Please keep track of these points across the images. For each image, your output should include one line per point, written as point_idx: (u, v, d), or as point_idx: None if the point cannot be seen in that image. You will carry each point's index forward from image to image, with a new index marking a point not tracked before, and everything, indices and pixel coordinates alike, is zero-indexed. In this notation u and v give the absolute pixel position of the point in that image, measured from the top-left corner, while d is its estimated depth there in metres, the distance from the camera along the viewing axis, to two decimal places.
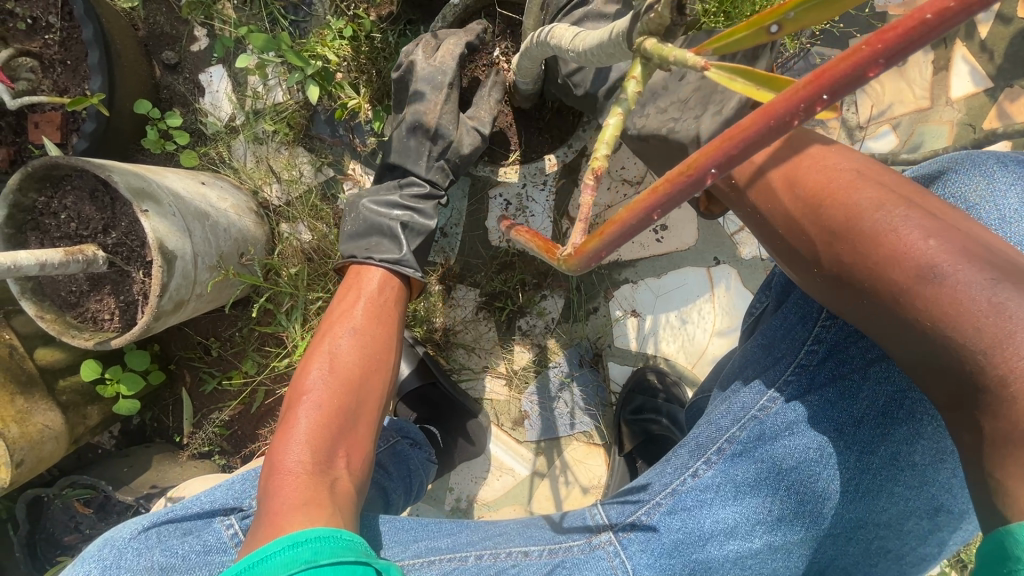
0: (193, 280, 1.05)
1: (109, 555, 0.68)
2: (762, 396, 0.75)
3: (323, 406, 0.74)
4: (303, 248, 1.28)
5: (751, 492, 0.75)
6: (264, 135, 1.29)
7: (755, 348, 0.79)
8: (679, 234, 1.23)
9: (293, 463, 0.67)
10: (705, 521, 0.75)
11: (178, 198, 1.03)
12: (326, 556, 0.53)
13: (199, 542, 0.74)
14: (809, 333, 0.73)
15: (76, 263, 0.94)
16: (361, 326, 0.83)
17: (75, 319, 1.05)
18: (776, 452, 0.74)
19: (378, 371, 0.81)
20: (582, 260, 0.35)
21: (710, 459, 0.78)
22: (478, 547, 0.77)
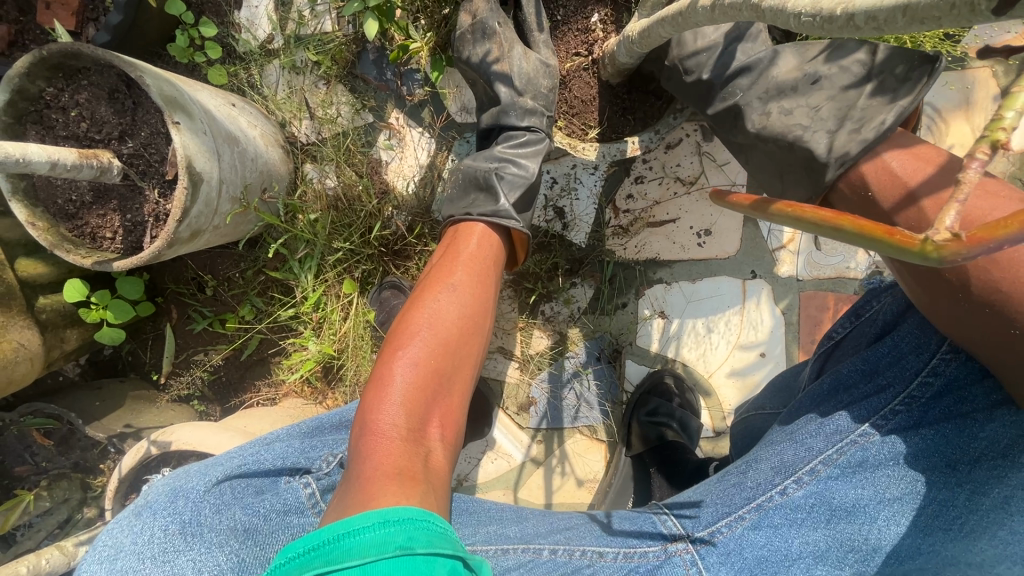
0: (214, 210, 0.95)
1: (185, 510, 0.68)
2: (864, 423, 0.78)
3: (421, 369, 0.75)
4: (326, 194, 1.19)
5: (846, 517, 0.75)
6: (303, 65, 1.18)
7: (852, 371, 0.83)
8: (721, 242, 1.21)
9: (387, 425, 0.68)
10: (793, 541, 0.75)
11: (209, 116, 0.93)
12: (421, 544, 0.50)
13: (279, 501, 0.76)
14: (925, 364, 0.76)
15: (89, 168, 0.82)
16: (461, 293, 0.83)
17: (71, 233, 0.93)
18: (875, 480, 0.75)
19: (469, 344, 0.82)
20: (950, 258, 0.24)
21: (802, 478, 0.79)
22: (551, 541, 0.82)
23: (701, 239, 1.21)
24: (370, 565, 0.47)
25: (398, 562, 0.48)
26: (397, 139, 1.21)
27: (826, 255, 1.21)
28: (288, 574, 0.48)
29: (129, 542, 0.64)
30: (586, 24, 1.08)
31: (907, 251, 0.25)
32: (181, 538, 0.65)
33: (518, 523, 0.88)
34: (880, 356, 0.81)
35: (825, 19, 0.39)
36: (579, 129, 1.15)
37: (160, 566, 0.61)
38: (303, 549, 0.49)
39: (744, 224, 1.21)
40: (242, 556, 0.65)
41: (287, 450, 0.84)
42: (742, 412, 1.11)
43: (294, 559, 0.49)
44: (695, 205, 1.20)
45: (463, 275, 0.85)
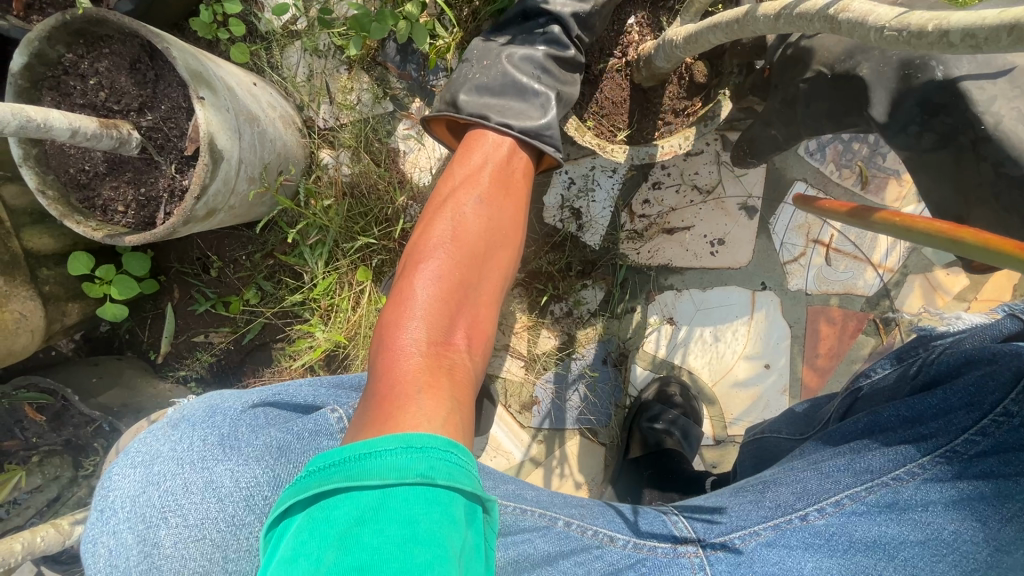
0: (232, 189, 0.93)
1: (223, 426, 0.74)
2: (898, 468, 0.72)
3: (442, 283, 0.71)
4: (342, 182, 1.17)
5: (866, 552, 0.69)
6: (325, 49, 1.17)
7: (892, 416, 0.75)
8: (734, 252, 1.21)
9: (408, 342, 0.65)
10: (807, 564, 0.70)
11: (232, 94, 0.91)
12: (442, 475, 0.47)
13: (310, 423, 0.74)
14: (975, 422, 0.70)
15: (109, 138, 0.80)
16: (486, 201, 0.80)
17: (82, 204, 0.91)
18: (901, 522, 0.70)
19: (492, 256, 0.78)
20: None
21: (825, 508, 0.73)
22: (565, 513, 0.78)
23: (715, 248, 1.21)
24: (389, 491, 0.45)
25: (417, 492, 0.45)
26: (417, 129, 1.20)
27: (836, 271, 1.21)
28: (308, 487, 0.46)
29: (171, 450, 0.71)
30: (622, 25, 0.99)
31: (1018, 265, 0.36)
32: (219, 451, 0.70)
33: (534, 489, 0.84)
34: (928, 404, 0.72)
35: (911, 35, 0.35)
36: (608, 130, 1.10)
37: (202, 475, 0.68)
38: (323, 464, 0.47)
39: (758, 236, 1.21)
40: (276, 471, 0.69)
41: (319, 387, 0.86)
42: (753, 433, 1.10)
43: (313, 474, 0.47)
44: (710, 215, 1.20)
45: (485, 193, 0.81)
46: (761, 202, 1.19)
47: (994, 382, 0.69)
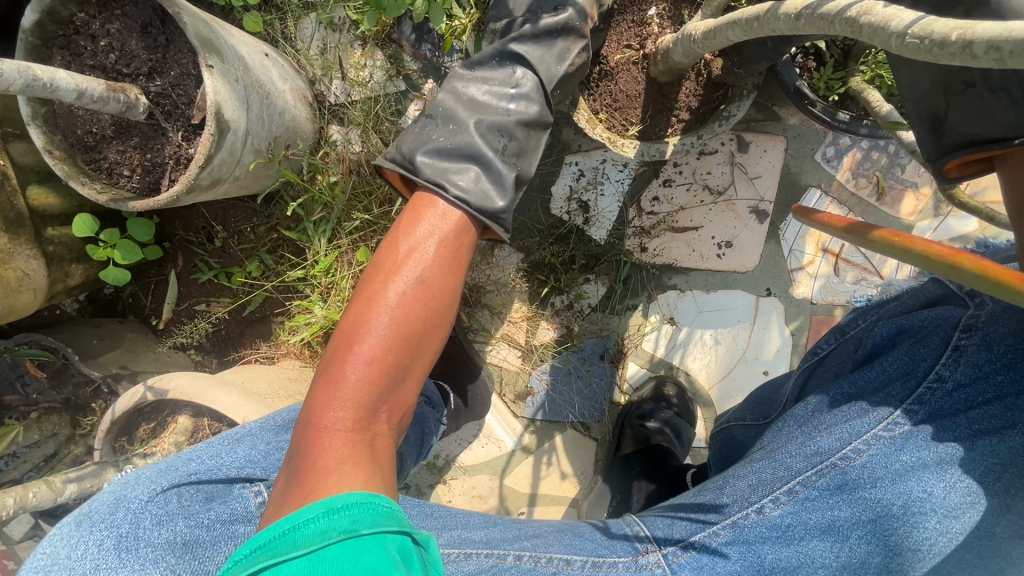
0: (237, 160, 0.93)
1: (124, 523, 0.65)
2: (845, 447, 0.73)
3: (374, 367, 0.64)
4: (350, 159, 1.16)
5: (820, 536, 0.71)
6: (341, 23, 1.15)
7: (838, 394, 0.78)
8: (741, 256, 1.19)
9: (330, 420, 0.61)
10: (765, 557, 0.72)
11: (242, 64, 0.90)
12: (365, 526, 0.48)
13: (226, 511, 0.71)
14: (911, 392, 0.72)
15: (116, 102, 0.79)
16: (427, 271, 0.70)
17: (89, 167, 0.91)
18: (851, 503, 0.71)
19: (425, 336, 0.69)
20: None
21: (779, 498, 0.75)
22: (516, 548, 0.78)
23: (722, 250, 1.19)
24: (316, 555, 0.46)
25: (342, 547, 0.46)
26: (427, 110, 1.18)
27: (843, 281, 1.19)
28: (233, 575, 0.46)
29: (64, 556, 0.61)
30: (643, 15, 0.94)
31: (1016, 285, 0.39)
32: (115, 555, 0.62)
33: (485, 529, 0.85)
34: (866, 379, 0.77)
35: (933, 44, 0.33)
36: (620, 125, 0.97)
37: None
38: (251, 548, 0.48)
39: (767, 241, 1.19)
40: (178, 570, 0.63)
41: (250, 455, 0.81)
42: (720, 422, 1.11)
43: (242, 559, 0.47)
44: (719, 217, 1.18)
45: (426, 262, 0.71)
46: (772, 206, 1.16)
47: (924, 350, 0.73)
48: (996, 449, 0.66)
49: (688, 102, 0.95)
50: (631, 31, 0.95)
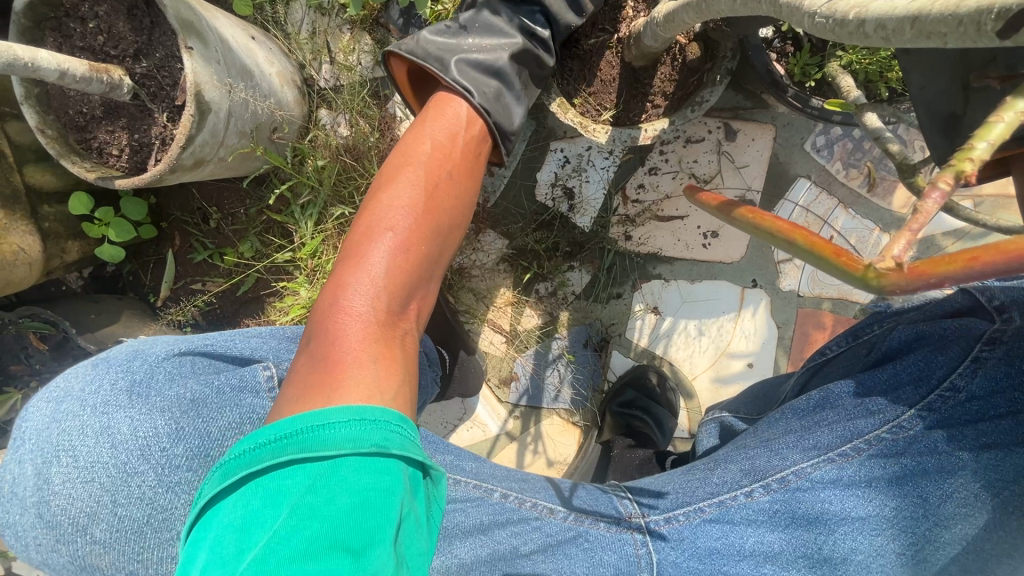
0: (220, 141, 0.95)
1: (139, 371, 0.66)
2: (846, 443, 0.70)
3: (403, 255, 0.66)
4: (338, 143, 1.18)
5: (806, 526, 0.69)
6: (329, 7, 1.16)
7: (843, 393, 0.73)
8: (727, 246, 1.18)
9: (358, 307, 0.60)
10: (748, 539, 0.70)
11: (225, 46, 0.92)
12: (396, 446, 0.49)
13: (236, 378, 0.70)
14: (922, 399, 0.68)
15: (99, 83, 0.82)
16: (447, 175, 0.74)
17: (80, 146, 0.94)
18: (845, 499, 0.69)
19: (445, 234, 0.73)
20: (887, 287, 0.25)
21: (769, 485, 0.72)
22: (503, 485, 0.74)
23: (707, 239, 1.18)
24: (344, 461, 0.46)
25: (371, 461, 0.46)
26: None
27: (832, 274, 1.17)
28: (259, 459, 0.45)
29: (77, 388, 0.62)
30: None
31: (849, 274, 0.26)
32: (125, 395, 0.62)
33: (474, 461, 0.79)
34: (877, 379, 0.71)
35: (836, 22, 0.34)
36: (594, 110, 0.96)
37: (99, 418, 0.60)
38: (275, 436, 0.46)
39: None
40: (181, 424, 0.62)
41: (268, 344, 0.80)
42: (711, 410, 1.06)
43: (265, 446, 0.46)
44: None
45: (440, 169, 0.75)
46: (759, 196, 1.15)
47: (940, 360, 0.67)
48: (1001, 464, 0.64)
49: (664, 88, 0.95)
50: (605, 15, 0.94)
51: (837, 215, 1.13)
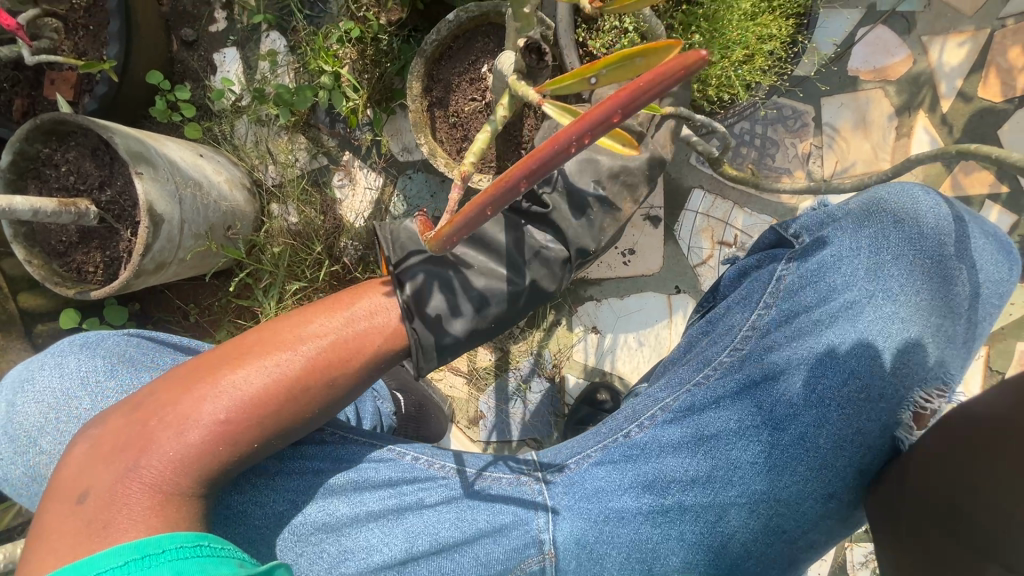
0: (177, 245, 1.11)
1: (94, 337, 0.86)
2: (698, 373, 0.86)
3: (229, 409, 0.67)
4: (287, 229, 1.35)
5: (674, 453, 0.83)
6: (266, 118, 1.35)
7: (698, 332, 0.92)
8: (645, 260, 1.28)
9: (185, 445, 0.66)
10: (627, 474, 0.83)
11: (173, 166, 1.09)
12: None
13: (163, 358, 0.86)
14: (746, 319, 0.86)
15: (67, 214, 0.99)
16: (306, 345, 0.71)
17: (61, 268, 1.10)
18: (699, 421, 0.84)
19: (282, 404, 0.69)
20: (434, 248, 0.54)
21: (643, 422, 0.86)
22: (417, 450, 0.85)
23: (626, 257, 1.29)
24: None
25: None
26: (349, 177, 1.36)
27: None
28: None
29: (52, 347, 0.85)
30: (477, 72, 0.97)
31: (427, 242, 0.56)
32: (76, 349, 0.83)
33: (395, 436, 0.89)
34: (719, 317, 0.89)
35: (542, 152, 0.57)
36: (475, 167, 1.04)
37: (57, 360, 0.82)
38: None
39: (666, 243, 1.28)
40: (113, 367, 0.82)
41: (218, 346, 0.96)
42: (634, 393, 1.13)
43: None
44: None
45: (314, 357, 0.71)
46: (662, 211, 1.27)
47: (756, 286, 0.87)
48: (812, 360, 0.81)
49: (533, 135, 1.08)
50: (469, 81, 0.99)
51: (735, 215, 1.25)
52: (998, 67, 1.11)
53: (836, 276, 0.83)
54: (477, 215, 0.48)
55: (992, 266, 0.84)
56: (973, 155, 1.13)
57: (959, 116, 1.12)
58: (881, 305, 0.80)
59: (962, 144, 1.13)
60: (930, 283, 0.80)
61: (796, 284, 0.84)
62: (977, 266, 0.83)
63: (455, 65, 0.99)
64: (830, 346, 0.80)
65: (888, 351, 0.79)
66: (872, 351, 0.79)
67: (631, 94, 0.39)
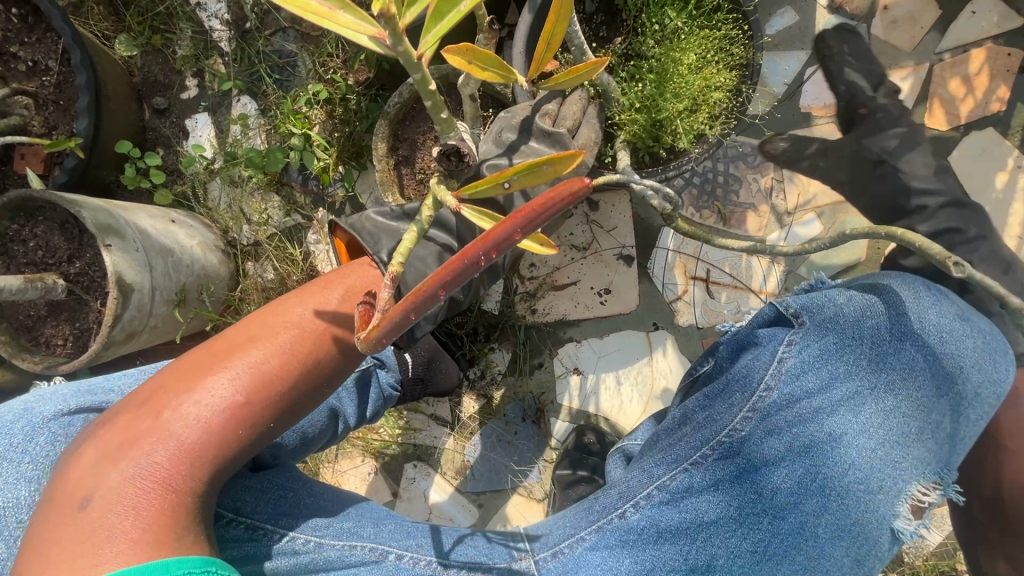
0: (148, 312, 1.09)
1: (47, 400, 0.79)
2: (696, 453, 0.84)
3: (225, 402, 0.65)
4: (264, 287, 1.35)
5: (671, 539, 0.82)
6: (239, 179, 1.36)
7: (697, 404, 0.88)
8: (621, 299, 1.29)
9: (176, 433, 0.64)
10: (624, 562, 0.81)
11: (143, 235, 1.09)
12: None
13: None
14: (748, 400, 0.82)
15: (33, 289, 0.98)
16: (305, 327, 0.72)
17: (29, 343, 1.09)
18: (699, 505, 0.82)
19: (283, 392, 0.69)
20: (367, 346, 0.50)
21: (639, 502, 0.84)
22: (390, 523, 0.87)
23: (603, 297, 1.30)
24: None
25: None
26: (324, 233, 1.37)
27: (721, 302, 1.27)
28: None
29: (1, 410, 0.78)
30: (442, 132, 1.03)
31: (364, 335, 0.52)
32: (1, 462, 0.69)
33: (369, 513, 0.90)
34: (715, 390, 0.86)
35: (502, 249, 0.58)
36: None
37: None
38: None
39: (641, 281, 1.29)
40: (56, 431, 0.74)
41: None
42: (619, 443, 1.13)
43: None
44: (592, 269, 1.30)
45: (326, 331, 0.73)
46: (635, 250, 1.29)
47: (760, 361, 0.83)
48: (810, 450, 0.80)
49: None
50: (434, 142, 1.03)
51: (706, 250, 1.27)
52: (941, 98, 1.16)
53: (837, 364, 0.82)
54: (405, 317, 0.46)
55: (980, 360, 0.87)
56: None
57: None
58: (880, 397, 0.81)
59: None
60: (923, 377, 0.83)
61: (800, 368, 0.81)
62: (959, 359, 0.86)
63: (419, 125, 1.02)
64: (830, 438, 0.80)
65: (885, 443, 0.80)
66: (871, 442, 0.80)
67: (529, 218, 0.41)
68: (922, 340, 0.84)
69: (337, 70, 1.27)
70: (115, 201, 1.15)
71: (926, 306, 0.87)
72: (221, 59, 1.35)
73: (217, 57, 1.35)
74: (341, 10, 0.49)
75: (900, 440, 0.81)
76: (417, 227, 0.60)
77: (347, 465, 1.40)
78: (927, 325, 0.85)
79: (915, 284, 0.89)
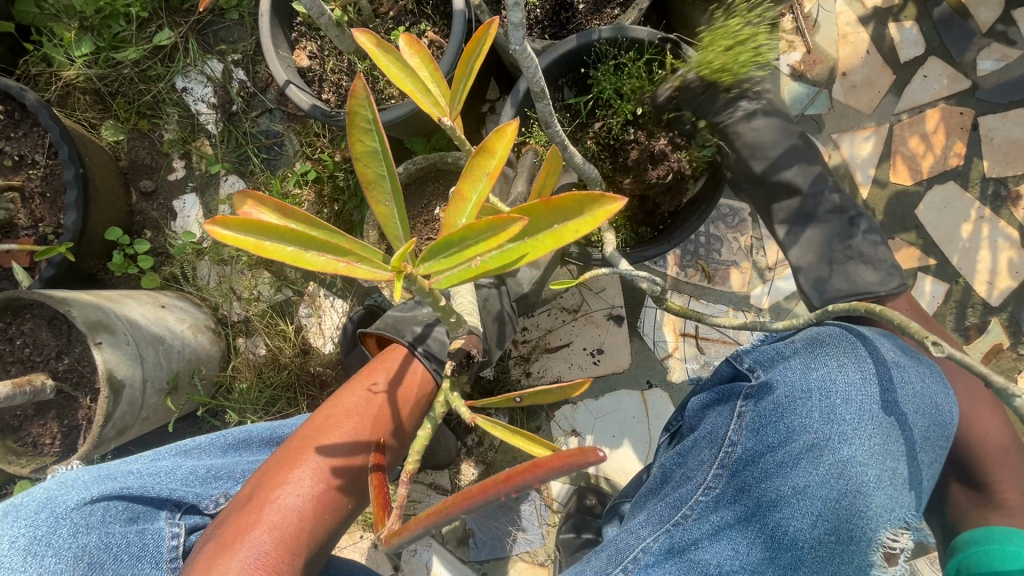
0: (140, 405, 1.08)
1: (67, 487, 0.75)
2: (676, 513, 0.88)
3: (318, 481, 0.71)
4: (256, 363, 1.35)
5: None
6: (229, 258, 1.37)
7: (670, 466, 0.96)
8: (614, 358, 1.31)
9: (281, 516, 0.67)
10: None
11: (133, 326, 1.08)
12: None
13: (139, 535, 0.74)
14: (715, 457, 0.90)
15: (22, 394, 0.96)
16: (368, 404, 0.78)
17: (17, 444, 1.06)
18: (683, 563, 0.85)
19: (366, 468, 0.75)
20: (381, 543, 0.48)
21: (626, 567, 0.86)
22: None
23: (596, 357, 1.31)
24: None
25: None
26: (315, 305, 1.38)
27: (711, 357, 1.30)
28: None
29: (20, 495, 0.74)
30: (432, 215, 1.07)
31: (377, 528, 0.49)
32: (23, 558, 0.66)
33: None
34: (686, 449, 0.95)
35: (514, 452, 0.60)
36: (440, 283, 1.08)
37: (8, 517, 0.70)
38: None
39: (632, 339, 1.32)
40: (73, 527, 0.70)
41: (188, 476, 0.82)
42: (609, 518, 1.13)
43: None
44: (584, 330, 1.32)
45: (386, 405, 0.79)
46: (624, 310, 1.32)
47: (721, 419, 0.92)
48: (776, 504, 0.85)
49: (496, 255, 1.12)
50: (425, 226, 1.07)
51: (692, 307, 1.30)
52: (903, 155, 1.22)
53: (795, 418, 0.87)
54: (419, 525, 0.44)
55: (943, 402, 0.89)
56: (898, 234, 1.22)
57: (879, 202, 1.22)
58: (836, 448, 0.84)
59: (886, 225, 1.22)
60: (880, 426, 0.85)
61: (757, 423, 0.89)
62: (913, 409, 0.86)
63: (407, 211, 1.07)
64: (794, 488, 0.85)
65: (846, 494, 0.83)
66: (830, 492, 0.83)
67: (554, 466, 0.39)
68: (859, 387, 0.86)
69: (323, 149, 1.31)
70: (102, 292, 1.14)
71: (864, 356, 0.88)
72: (208, 141, 1.37)
73: (204, 139, 1.37)
74: (357, 263, 0.48)
75: (864, 490, 0.83)
76: (431, 422, 0.64)
77: (346, 541, 1.36)
78: (866, 374, 0.86)
79: (849, 334, 0.90)
